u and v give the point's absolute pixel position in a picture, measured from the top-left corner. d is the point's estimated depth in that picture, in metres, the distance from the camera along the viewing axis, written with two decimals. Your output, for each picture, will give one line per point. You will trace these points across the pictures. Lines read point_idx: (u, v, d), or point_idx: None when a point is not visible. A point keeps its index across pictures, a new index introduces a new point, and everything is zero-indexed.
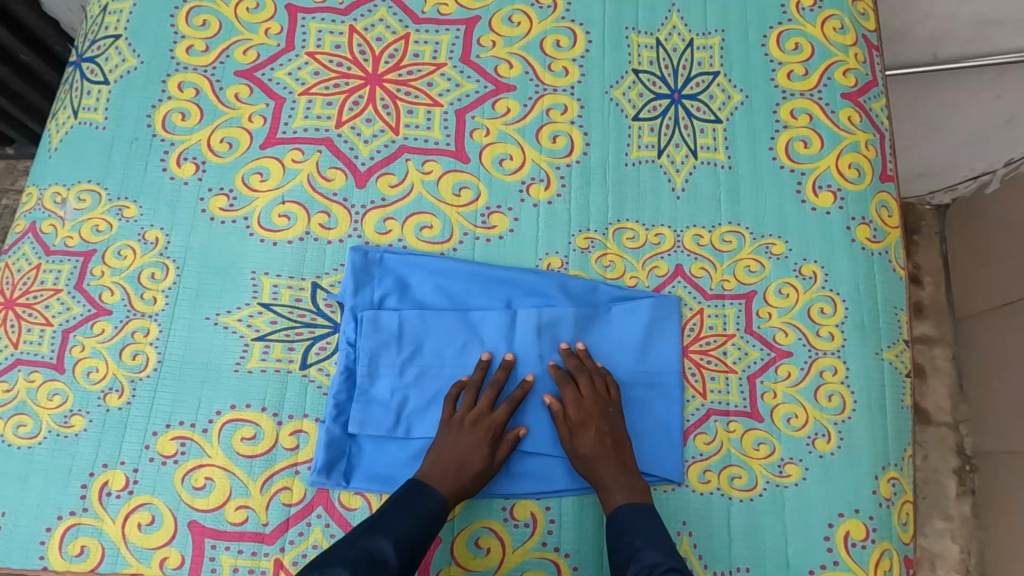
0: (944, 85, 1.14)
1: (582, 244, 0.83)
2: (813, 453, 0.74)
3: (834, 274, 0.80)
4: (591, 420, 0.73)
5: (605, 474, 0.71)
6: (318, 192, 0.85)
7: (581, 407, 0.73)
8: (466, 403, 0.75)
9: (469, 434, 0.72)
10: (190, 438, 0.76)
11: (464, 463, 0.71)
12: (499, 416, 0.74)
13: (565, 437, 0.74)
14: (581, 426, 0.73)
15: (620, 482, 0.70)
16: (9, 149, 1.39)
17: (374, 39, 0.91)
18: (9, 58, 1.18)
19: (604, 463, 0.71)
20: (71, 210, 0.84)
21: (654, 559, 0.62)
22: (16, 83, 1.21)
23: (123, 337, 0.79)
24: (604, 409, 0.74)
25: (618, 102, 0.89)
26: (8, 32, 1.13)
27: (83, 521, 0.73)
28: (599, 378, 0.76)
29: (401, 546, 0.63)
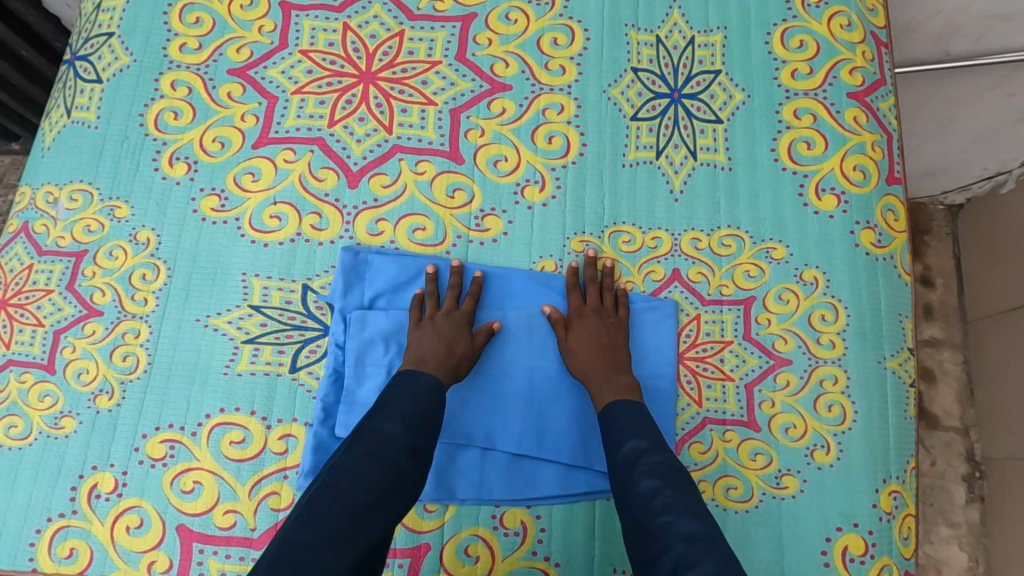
0: (954, 83, 1.11)
1: (577, 247, 0.81)
2: (811, 465, 0.72)
3: (836, 280, 0.78)
4: (589, 320, 0.76)
5: (595, 367, 0.73)
6: (310, 193, 0.83)
7: (580, 307, 0.77)
8: (433, 305, 0.78)
9: (448, 321, 0.76)
10: (179, 441, 0.75)
11: (449, 346, 0.73)
12: (467, 308, 0.77)
13: (560, 335, 0.77)
14: (576, 322, 0.77)
15: (604, 378, 0.72)
16: (14, 145, 1.41)
17: (368, 36, 0.90)
18: (9, 53, 1.18)
19: (591, 356, 0.74)
20: (63, 209, 0.83)
21: (639, 446, 0.63)
22: (16, 78, 1.21)
23: (114, 339, 0.79)
24: (604, 314, 0.77)
25: (616, 101, 0.87)
26: (8, 29, 1.13)
27: (72, 523, 0.73)
28: (609, 293, 0.79)
29: (409, 426, 0.62)
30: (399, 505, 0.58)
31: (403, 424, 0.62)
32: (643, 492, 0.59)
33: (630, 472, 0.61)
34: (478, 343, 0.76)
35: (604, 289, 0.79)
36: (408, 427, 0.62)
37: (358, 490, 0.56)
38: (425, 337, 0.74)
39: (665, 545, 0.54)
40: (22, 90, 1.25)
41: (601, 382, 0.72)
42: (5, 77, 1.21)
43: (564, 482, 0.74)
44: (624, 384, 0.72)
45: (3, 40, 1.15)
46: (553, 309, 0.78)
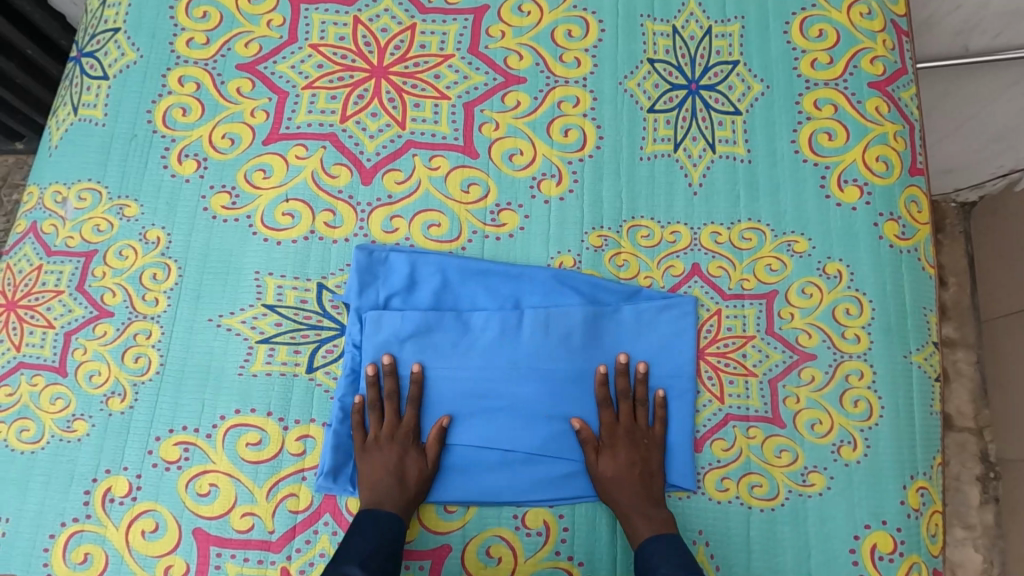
0: (972, 78, 1.09)
1: (596, 242, 0.80)
2: (838, 461, 0.71)
3: (860, 274, 0.77)
4: (619, 449, 0.72)
5: (626, 504, 0.69)
6: (322, 189, 0.82)
7: (614, 432, 0.73)
8: (374, 422, 0.74)
9: (391, 447, 0.72)
10: (194, 444, 0.74)
11: (400, 473, 0.71)
12: (407, 422, 0.74)
13: (590, 463, 0.72)
14: (608, 450, 0.72)
15: (642, 511, 0.69)
16: (18, 144, 1.40)
17: (379, 29, 0.88)
18: (13, 52, 1.17)
19: (622, 490, 0.70)
20: (71, 209, 0.82)
21: None
22: (21, 76, 1.20)
23: (125, 340, 0.77)
24: (635, 439, 0.73)
25: (632, 93, 0.85)
26: (11, 27, 1.12)
27: (86, 527, 0.71)
28: (641, 410, 0.75)
29: (370, 568, 0.62)
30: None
31: (364, 566, 0.62)
32: None
33: None
34: (432, 460, 0.73)
35: (638, 403, 0.75)
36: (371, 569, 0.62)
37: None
38: (372, 472, 0.71)
39: None
40: (27, 89, 1.24)
41: (635, 515, 0.69)
42: (9, 77, 1.19)
43: (586, 482, 0.73)
44: (660, 517, 0.69)
45: (8, 39, 1.14)
46: (585, 428, 0.73)
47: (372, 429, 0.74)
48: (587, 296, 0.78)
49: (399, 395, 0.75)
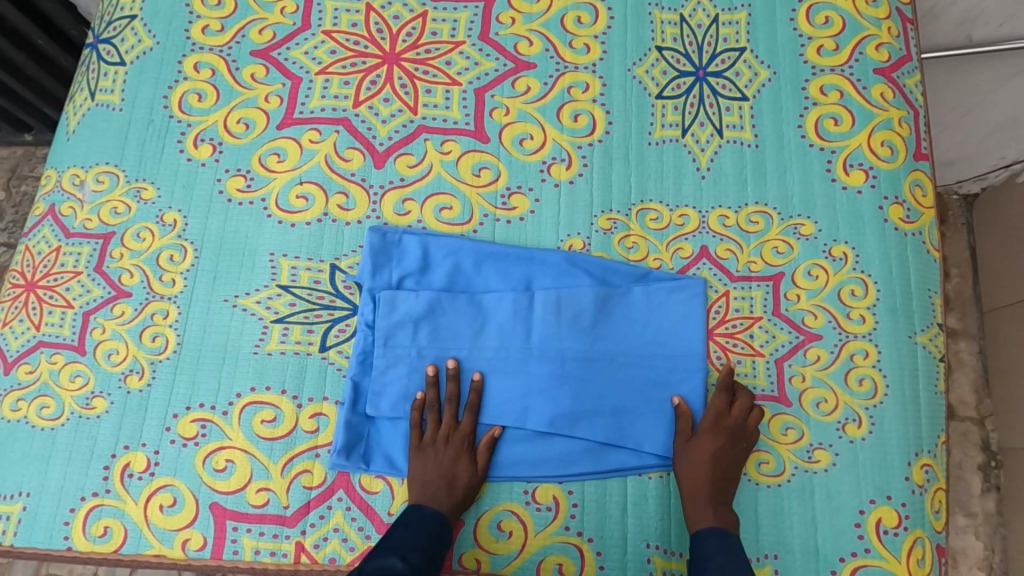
0: (976, 68, 1.11)
1: (605, 225, 0.81)
2: (843, 438, 0.72)
3: (865, 256, 0.78)
4: (715, 433, 0.71)
5: (700, 485, 0.69)
6: (336, 172, 0.83)
7: (719, 419, 0.72)
8: (431, 423, 0.75)
9: (445, 450, 0.73)
10: (211, 421, 0.75)
11: (451, 478, 0.71)
12: (465, 427, 0.74)
13: (681, 446, 0.72)
14: (705, 432, 0.71)
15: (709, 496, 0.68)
16: (26, 136, 1.44)
17: (391, 17, 0.90)
18: (25, 43, 1.19)
19: (699, 473, 0.69)
20: (89, 192, 0.83)
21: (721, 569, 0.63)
22: (31, 66, 1.22)
23: (142, 320, 0.79)
24: (738, 432, 0.71)
25: (641, 79, 0.86)
26: (24, 17, 1.14)
27: (105, 502, 0.73)
28: (756, 415, 0.72)
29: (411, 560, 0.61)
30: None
31: (404, 559, 0.61)
32: None
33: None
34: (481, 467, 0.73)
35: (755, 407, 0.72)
36: (411, 562, 0.61)
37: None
38: (423, 471, 0.72)
39: None
40: (36, 79, 1.26)
41: (703, 499, 0.68)
42: (18, 67, 1.21)
43: (594, 460, 0.74)
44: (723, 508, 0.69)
45: (19, 29, 1.16)
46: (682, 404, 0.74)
47: (428, 429, 0.74)
48: (598, 278, 0.79)
49: (450, 397, 0.75)
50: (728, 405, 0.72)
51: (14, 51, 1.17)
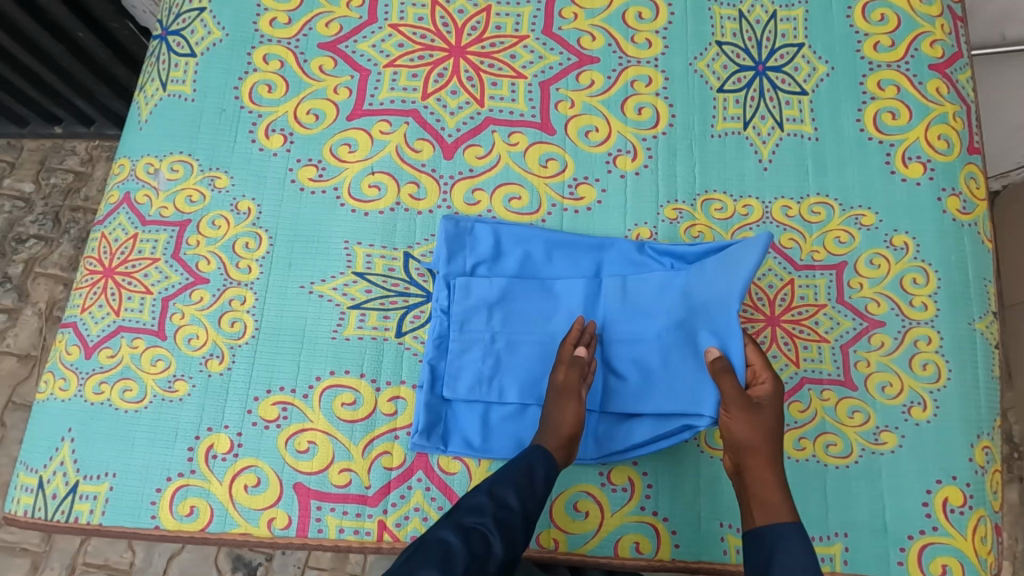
0: (1008, 68, 1.14)
1: (671, 215, 0.83)
2: (909, 421, 0.75)
3: (925, 245, 0.80)
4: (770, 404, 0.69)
5: (766, 462, 0.66)
6: (407, 163, 0.85)
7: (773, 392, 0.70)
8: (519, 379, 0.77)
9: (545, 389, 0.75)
10: (291, 403, 0.77)
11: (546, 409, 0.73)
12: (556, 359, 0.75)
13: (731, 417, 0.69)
14: (762, 398, 0.70)
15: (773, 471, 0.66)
16: (57, 129, 1.55)
17: (456, 11, 0.92)
18: (64, 36, 1.27)
19: (763, 443, 0.67)
20: (164, 180, 0.85)
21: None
22: (68, 59, 1.31)
23: (221, 305, 0.81)
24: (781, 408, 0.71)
25: (702, 74, 0.88)
26: (67, 11, 1.22)
27: (191, 482, 0.75)
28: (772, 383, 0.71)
29: (495, 496, 0.65)
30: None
31: (490, 493, 0.65)
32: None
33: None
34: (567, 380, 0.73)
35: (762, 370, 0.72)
36: (496, 496, 0.65)
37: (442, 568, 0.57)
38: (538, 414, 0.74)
39: None
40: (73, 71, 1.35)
41: (770, 477, 0.65)
42: (57, 60, 1.32)
43: (629, 432, 0.76)
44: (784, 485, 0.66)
45: (61, 21, 1.23)
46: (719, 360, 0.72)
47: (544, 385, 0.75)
48: (653, 262, 0.81)
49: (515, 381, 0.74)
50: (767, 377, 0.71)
51: (50, 41, 1.26)
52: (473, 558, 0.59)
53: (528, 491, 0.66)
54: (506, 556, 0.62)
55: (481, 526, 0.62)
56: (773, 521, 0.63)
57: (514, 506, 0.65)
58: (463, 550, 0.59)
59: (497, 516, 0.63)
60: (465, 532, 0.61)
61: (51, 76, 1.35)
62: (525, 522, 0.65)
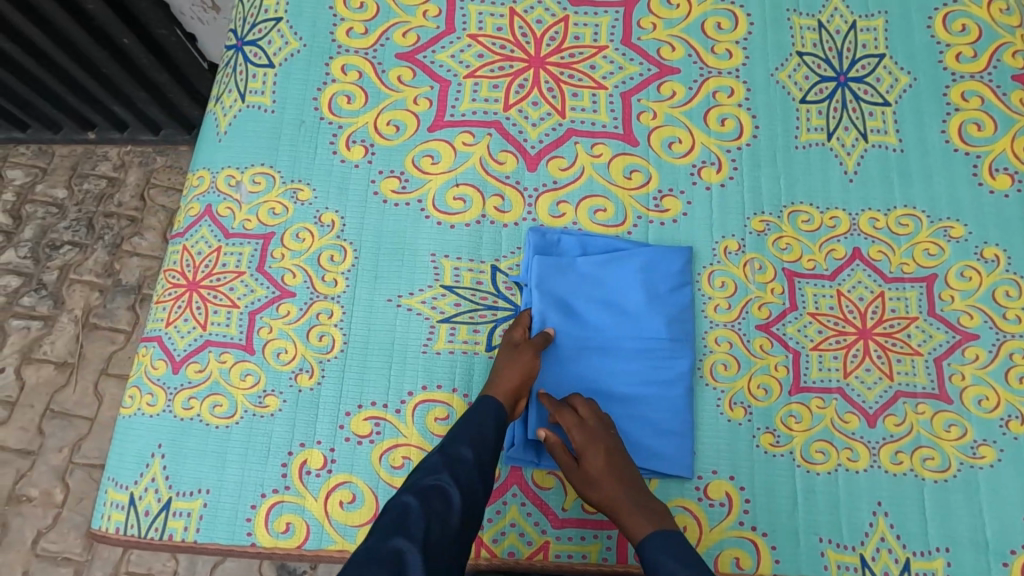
0: None
1: (758, 227, 0.83)
2: (1007, 435, 0.75)
3: (1016, 257, 0.80)
4: (596, 443, 0.71)
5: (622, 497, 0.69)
6: (491, 175, 0.85)
7: (595, 425, 0.73)
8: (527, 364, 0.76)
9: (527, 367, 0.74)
10: (384, 418, 0.76)
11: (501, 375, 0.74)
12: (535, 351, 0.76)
13: (572, 467, 0.72)
14: (581, 445, 0.72)
15: (637, 503, 0.69)
16: (91, 134, 1.54)
17: (535, 21, 0.91)
18: (109, 42, 1.26)
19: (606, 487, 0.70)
20: (246, 192, 0.84)
21: None
22: (111, 64, 1.30)
23: (309, 319, 0.80)
24: (611, 443, 0.72)
25: (784, 84, 0.88)
26: (114, 16, 1.20)
27: (285, 498, 0.74)
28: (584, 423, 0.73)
29: (448, 452, 0.66)
30: (446, 540, 0.60)
31: (444, 452, 0.67)
32: None
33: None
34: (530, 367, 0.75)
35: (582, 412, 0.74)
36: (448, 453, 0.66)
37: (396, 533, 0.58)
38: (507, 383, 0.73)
39: None
40: (114, 77, 1.34)
41: (625, 512, 0.69)
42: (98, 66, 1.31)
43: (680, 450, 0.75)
44: (655, 510, 0.68)
45: (106, 27, 1.23)
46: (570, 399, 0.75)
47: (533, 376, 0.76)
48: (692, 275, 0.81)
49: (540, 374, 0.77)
50: (589, 410, 0.74)
51: (93, 45, 1.25)
52: (431, 516, 0.60)
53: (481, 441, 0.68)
54: (467, 510, 0.63)
55: (439, 484, 0.63)
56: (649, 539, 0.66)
57: (470, 459, 0.66)
58: (421, 510, 0.60)
59: (452, 471, 0.64)
60: (423, 493, 0.62)
61: (91, 81, 1.34)
62: (482, 472, 0.66)
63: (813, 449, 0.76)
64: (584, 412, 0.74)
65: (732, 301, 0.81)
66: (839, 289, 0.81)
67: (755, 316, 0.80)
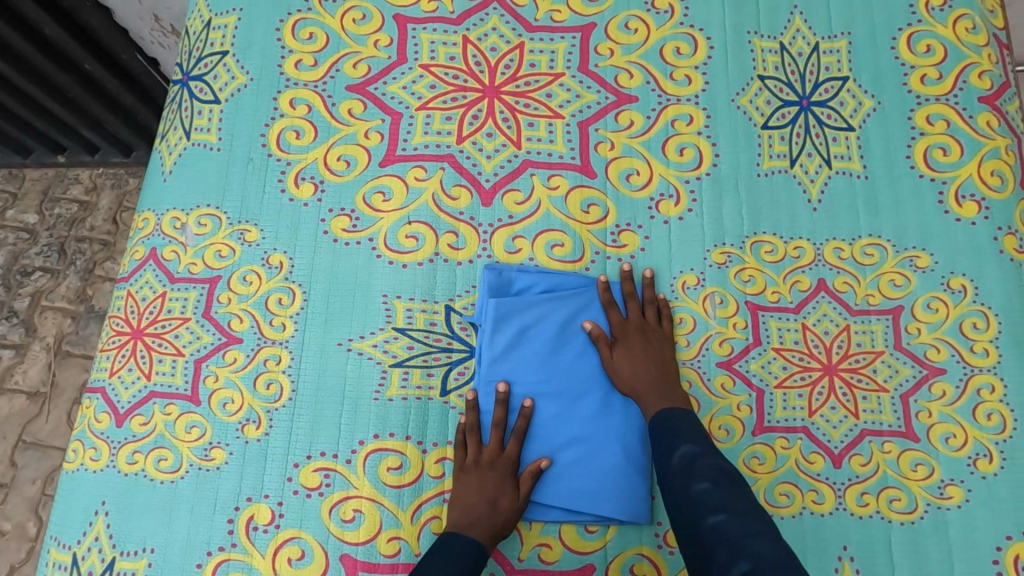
0: None
1: (719, 259, 0.81)
2: (975, 474, 0.72)
3: (984, 287, 0.78)
4: (634, 335, 0.77)
5: (647, 385, 0.74)
6: (444, 211, 0.82)
7: (643, 330, 0.77)
8: (475, 445, 0.74)
9: (483, 473, 0.72)
10: (334, 469, 0.74)
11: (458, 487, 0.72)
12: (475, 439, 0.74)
13: (604, 355, 0.77)
14: (619, 337, 0.77)
15: (658, 394, 0.73)
16: (60, 158, 1.49)
17: (488, 49, 0.88)
18: (72, 66, 1.21)
19: (636, 374, 0.75)
20: (192, 235, 0.82)
21: (693, 451, 0.67)
22: (75, 89, 1.23)
23: (256, 366, 0.77)
24: (648, 338, 0.77)
25: (746, 110, 0.86)
26: (72, 40, 1.16)
27: (232, 556, 0.72)
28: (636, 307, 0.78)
29: None
30: None
31: None
32: (680, 456, 0.67)
33: (666, 444, 0.69)
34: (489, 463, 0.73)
35: (645, 303, 0.79)
36: None
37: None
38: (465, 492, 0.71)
39: (668, 455, 0.68)
40: (79, 102, 1.28)
41: (650, 395, 0.73)
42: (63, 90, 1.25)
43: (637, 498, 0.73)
44: (675, 396, 0.73)
45: (68, 52, 1.17)
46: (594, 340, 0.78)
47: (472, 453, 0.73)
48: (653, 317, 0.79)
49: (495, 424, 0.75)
50: (643, 317, 0.78)
51: (56, 71, 1.18)
52: None
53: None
54: None
55: None
56: (666, 414, 0.71)
57: None
58: None
59: None
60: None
61: (57, 108, 1.27)
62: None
63: (777, 492, 0.73)
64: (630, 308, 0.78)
65: (692, 338, 0.78)
66: (803, 323, 0.79)
67: (715, 353, 0.78)
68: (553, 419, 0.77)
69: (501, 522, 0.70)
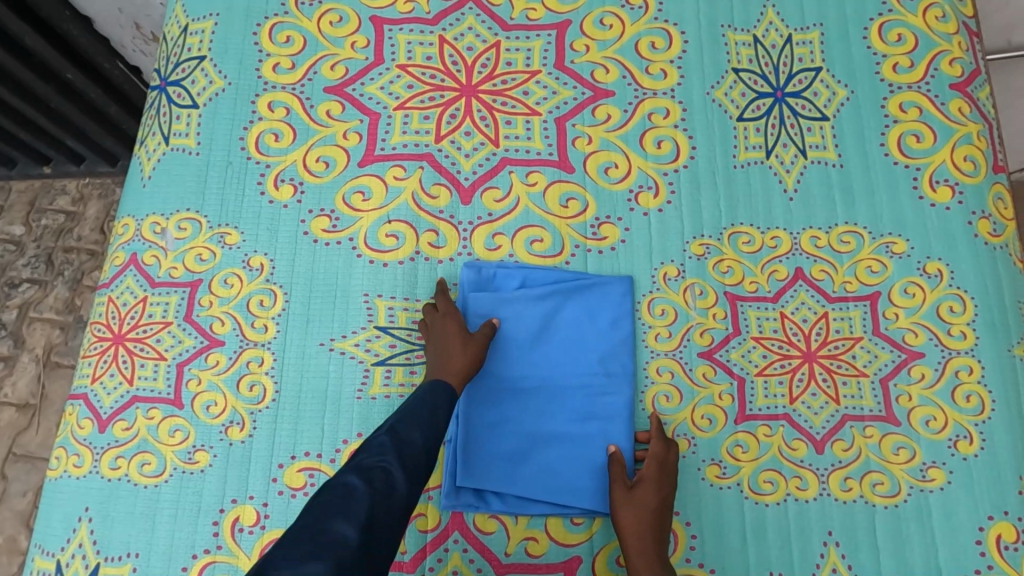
0: (1011, 73, 1.18)
1: (698, 250, 0.81)
2: (955, 456, 0.73)
3: (960, 271, 0.78)
4: (666, 487, 0.70)
5: (653, 537, 0.68)
6: (423, 210, 0.83)
7: (662, 465, 0.71)
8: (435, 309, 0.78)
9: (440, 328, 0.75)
10: (318, 469, 0.74)
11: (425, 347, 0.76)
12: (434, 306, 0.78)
13: (621, 487, 0.71)
14: (649, 475, 0.71)
15: (655, 556, 0.67)
16: (45, 169, 1.49)
17: (465, 48, 0.89)
18: (52, 76, 1.20)
19: (649, 523, 0.68)
20: (172, 239, 0.82)
21: None
22: (56, 98, 1.23)
23: (239, 368, 0.77)
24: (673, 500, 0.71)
25: (721, 103, 0.87)
26: (53, 50, 1.15)
27: (217, 558, 0.71)
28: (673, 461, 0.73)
29: (399, 433, 0.63)
30: (390, 525, 0.55)
31: (393, 432, 0.63)
32: None
33: None
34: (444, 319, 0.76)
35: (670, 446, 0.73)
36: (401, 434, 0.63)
37: (341, 547, 0.49)
38: (429, 346, 0.75)
39: None
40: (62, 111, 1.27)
41: (651, 550, 0.67)
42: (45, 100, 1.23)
43: None
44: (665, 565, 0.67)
45: (48, 61, 1.17)
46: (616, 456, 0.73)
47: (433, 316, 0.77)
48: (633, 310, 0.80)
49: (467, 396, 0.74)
50: (667, 454, 0.72)
51: (36, 81, 1.18)
52: (376, 495, 0.55)
53: (432, 432, 0.65)
54: (412, 493, 0.59)
55: (383, 464, 0.59)
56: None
57: (415, 437, 0.63)
58: (365, 488, 0.55)
59: (399, 453, 0.61)
60: (366, 470, 0.57)
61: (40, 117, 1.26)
62: (427, 463, 0.63)
63: (760, 479, 0.74)
64: (672, 454, 0.72)
65: (673, 329, 0.79)
66: (782, 311, 0.79)
67: (696, 343, 0.78)
68: (535, 413, 0.77)
69: (464, 359, 0.73)
